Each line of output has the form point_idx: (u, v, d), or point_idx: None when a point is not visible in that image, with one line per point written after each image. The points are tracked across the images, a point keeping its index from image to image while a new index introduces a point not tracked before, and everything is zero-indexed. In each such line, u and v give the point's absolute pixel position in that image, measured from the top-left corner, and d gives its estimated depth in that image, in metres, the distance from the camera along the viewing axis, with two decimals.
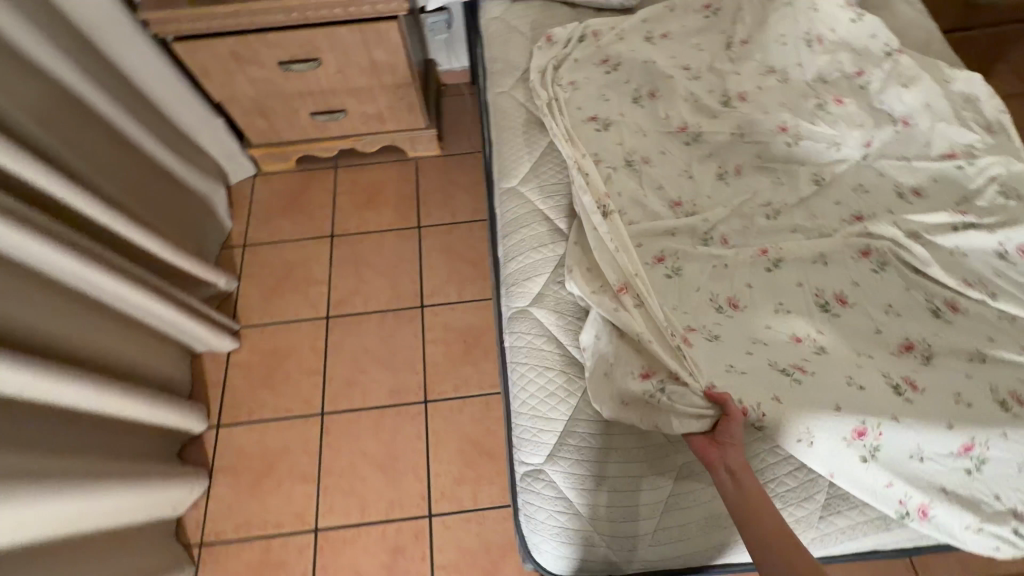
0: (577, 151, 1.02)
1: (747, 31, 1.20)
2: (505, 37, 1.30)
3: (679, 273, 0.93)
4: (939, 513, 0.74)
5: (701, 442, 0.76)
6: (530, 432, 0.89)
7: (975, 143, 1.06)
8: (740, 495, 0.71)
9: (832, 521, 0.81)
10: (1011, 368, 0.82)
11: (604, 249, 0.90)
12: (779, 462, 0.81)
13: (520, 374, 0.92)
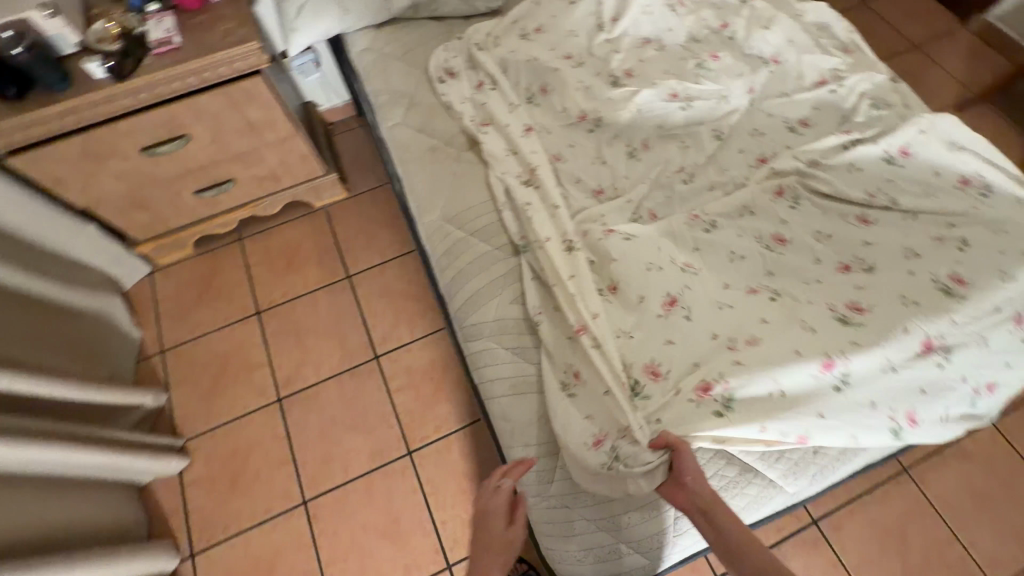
0: (510, 171, 1.05)
1: (614, 9, 1.23)
2: (382, 66, 1.25)
3: (634, 251, 0.89)
4: (918, 413, 0.80)
5: (669, 489, 0.76)
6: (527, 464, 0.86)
7: (839, 66, 1.15)
8: (729, 536, 0.70)
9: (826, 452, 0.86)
10: (938, 259, 0.89)
11: (588, 276, 0.90)
12: None
13: (501, 407, 0.90)
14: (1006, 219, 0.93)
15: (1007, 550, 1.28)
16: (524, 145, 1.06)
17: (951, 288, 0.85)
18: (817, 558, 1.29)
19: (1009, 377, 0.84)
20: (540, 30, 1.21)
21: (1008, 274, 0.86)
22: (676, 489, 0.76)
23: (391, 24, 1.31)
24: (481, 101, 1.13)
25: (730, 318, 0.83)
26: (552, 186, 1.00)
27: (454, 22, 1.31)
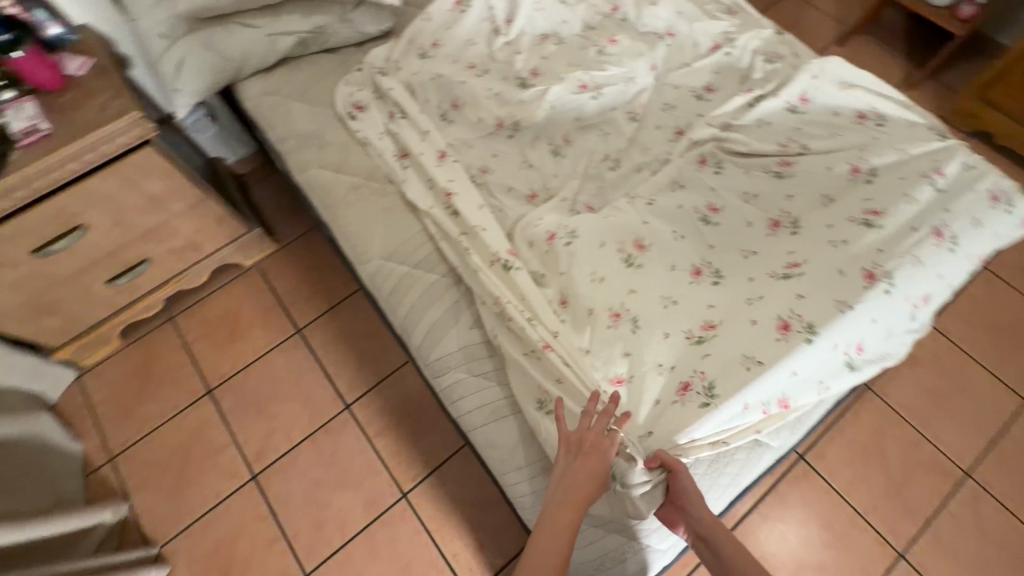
0: (432, 202, 1.01)
1: (505, 11, 1.22)
2: (281, 109, 1.17)
3: (584, 258, 0.89)
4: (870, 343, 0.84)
5: (667, 511, 0.79)
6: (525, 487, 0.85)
7: (728, 28, 1.20)
8: (715, 556, 0.77)
9: None
10: (852, 195, 0.95)
11: (548, 300, 0.89)
12: None
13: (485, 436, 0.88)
14: (901, 146, 1.02)
15: (966, 435, 1.40)
16: (451, 170, 1.02)
17: (874, 219, 0.91)
18: (812, 489, 1.36)
19: (941, 288, 0.90)
20: (437, 44, 1.18)
21: (914, 197, 0.93)
22: (675, 513, 0.79)
23: (281, 65, 1.24)
24: (397, 129, 1.09)
25: (683, 307, 0.84)
26: (484, 212, 0.97)
27: (346, 52, 1.26)
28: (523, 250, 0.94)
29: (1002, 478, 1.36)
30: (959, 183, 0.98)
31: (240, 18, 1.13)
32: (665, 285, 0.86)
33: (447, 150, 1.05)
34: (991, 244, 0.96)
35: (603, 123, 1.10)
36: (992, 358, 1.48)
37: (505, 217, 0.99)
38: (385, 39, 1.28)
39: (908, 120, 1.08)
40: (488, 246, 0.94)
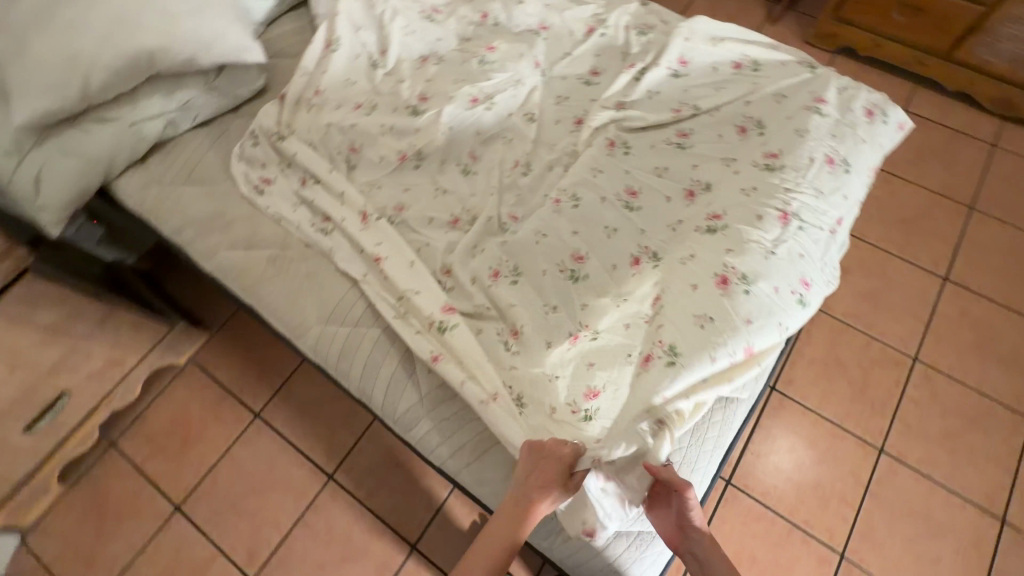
0: (359, 270, 0.97)
1: (377, 41, 1.18)
2: (167, 196, 1.08)
3: (528, 288, 0.90)
4: (808, 273, 0.87)
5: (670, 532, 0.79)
6: None
7: (596, 11, 1.23)
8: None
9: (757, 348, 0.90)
10: (749, 145, 1.01)
11: (501, 334, 0.88)
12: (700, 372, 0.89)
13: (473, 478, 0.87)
14: (779, 87, 1.08)
15: (904, 324, 1.52)
16: (379, 232, 0.97)
17: (772, 162, 0.97)
18: (790, 415, 1.43)
19: (849, 208, 0.97)
20: (316, 89, 1.12)
21: (804, 130, 1.00)
22: (677, 535, 0.79)
23: (156, 150, 1.12)
24: (311, 193, 1.03)
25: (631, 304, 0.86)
26: (417, 266, 0.93)
27: (224, 119, 1.17)
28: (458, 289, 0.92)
29: (943, 353, 1.48)
30: (841, 109, 1.05)
31: (94, 113, 1.04)
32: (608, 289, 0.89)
33: (368, 209, 1.00)
34: (878, 156, 1.04)
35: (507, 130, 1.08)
36: (906, 249, 1.62)
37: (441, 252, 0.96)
38: (263, 97, 1.20)
39: (780, 60, 1.14)
40: (422, 310, 0.90)
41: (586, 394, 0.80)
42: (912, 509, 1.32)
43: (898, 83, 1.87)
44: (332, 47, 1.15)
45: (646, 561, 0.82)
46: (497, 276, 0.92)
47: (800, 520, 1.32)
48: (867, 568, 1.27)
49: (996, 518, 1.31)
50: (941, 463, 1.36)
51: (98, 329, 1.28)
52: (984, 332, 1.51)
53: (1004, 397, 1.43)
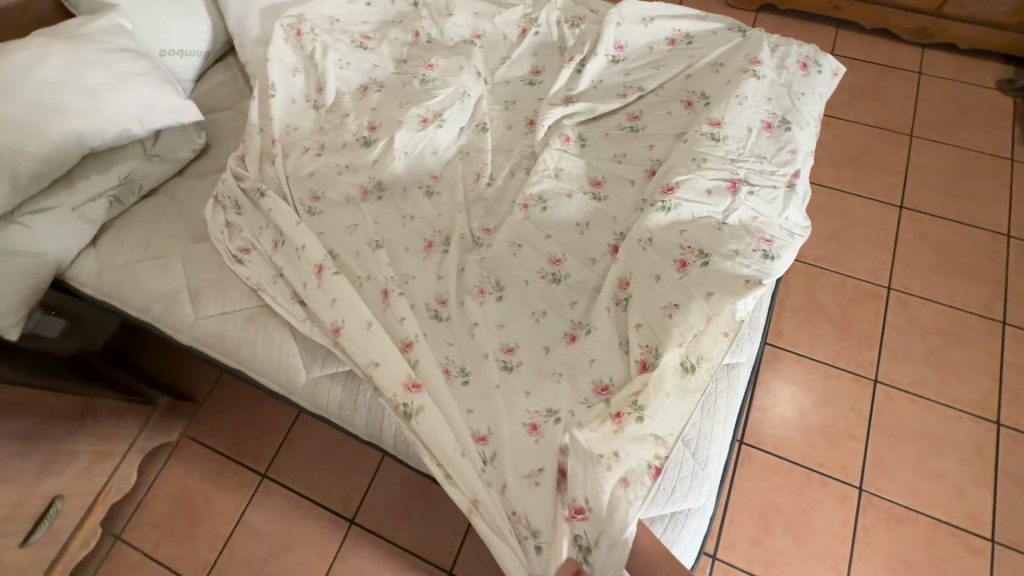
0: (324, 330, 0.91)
1: (314, 76, 1.14)
2: (124, 275, 1.03)
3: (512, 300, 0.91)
4: (769, 233, 0.89)
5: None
6: None
7: (526, 11, 1.23)
8: None
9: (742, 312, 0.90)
10: (695, 118, 1.04)
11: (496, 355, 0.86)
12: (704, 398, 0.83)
13: None
14: (715, 57, 1.11)
15: (872, 257, 1.59)
16: (334, 290, 0.89)
17: (717, 132, 0.99)
18: (785, 365, 1.47)
19: (802, 160, 1.01)
20: (259, 136, 1.07)
21: (745, 96, 1.03)
22: None
23: (105, 231, 1.08)
24: (283, 249, 0.96)
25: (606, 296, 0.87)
26: (375, 333, 0.86)
27: (170, 185, 1.13)
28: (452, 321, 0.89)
29: (913, 278, 1.55)
30: (777, 69, 1.09)
31: (31, 204, 0.98)
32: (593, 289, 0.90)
33: (323, 262, 0.91)
34: (820, 105, 1.08)
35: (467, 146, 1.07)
36: (860, 186, 1.68)
37: (436, 278, 0.93)
38: (206, 155, 1.16)
39: (711, 29, 1.17)
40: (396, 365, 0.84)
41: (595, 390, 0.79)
42: (914, 431, 1.38)
43: (821, 29, 1.94)
44: (268, 91, 1.10)
45: (680, 551, 0.77)
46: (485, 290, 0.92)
47: (815, 464, 1.36)
48: (886, 497, 1.32)
49: (992, 423, 1.37)
50: (932, 382, 1.42)
51: (78, 427, 1.19)
52: (946, 251, 1.58)
53: (976, 308, 1.50)
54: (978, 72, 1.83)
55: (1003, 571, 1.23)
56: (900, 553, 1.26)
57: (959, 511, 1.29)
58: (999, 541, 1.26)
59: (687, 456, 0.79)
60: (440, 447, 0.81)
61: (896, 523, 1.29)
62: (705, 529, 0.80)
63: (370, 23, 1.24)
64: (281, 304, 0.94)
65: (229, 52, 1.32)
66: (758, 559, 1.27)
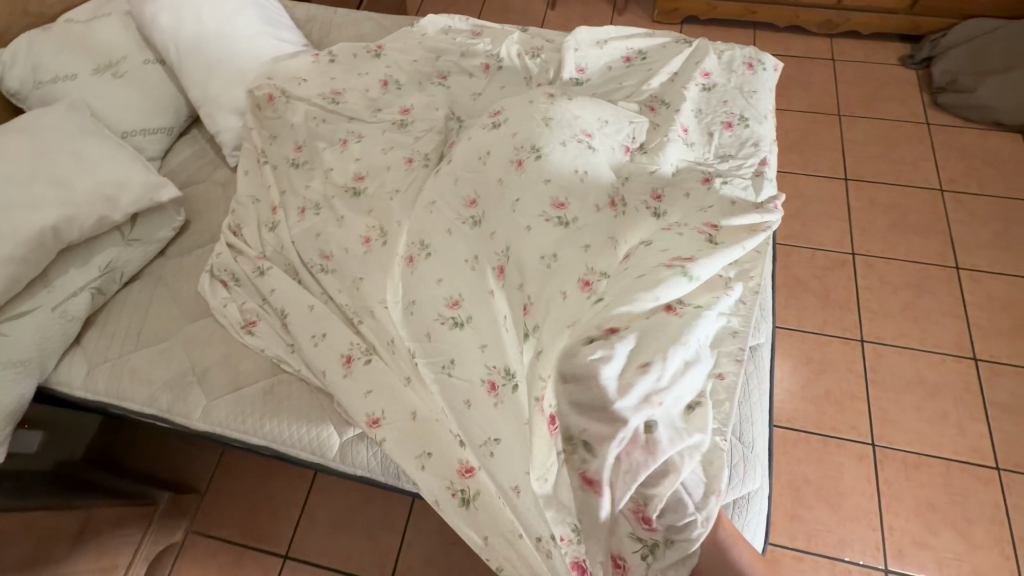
0: (362, 400, 0.89)
1: (291, 135, 1.14)
2: (118, 368, 0.98)
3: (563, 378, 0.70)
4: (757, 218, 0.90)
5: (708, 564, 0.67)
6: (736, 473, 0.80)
7: (487, 48, 1.28)
8: None
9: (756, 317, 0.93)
10: (665, 120, 1.08)
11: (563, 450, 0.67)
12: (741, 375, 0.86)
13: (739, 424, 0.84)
14: (670, 66, 1.19)
15: (833, 228, 1.71)
16: (366, 378, 0.90)
17: (687, 138, 1.07)
18: (781, 341, 1.54)
19: (767, 150, 1.07)
20: (255, 209, 1.09)
21: (697, 109, 1.12)
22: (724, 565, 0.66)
23: (90, 324, 1.02)
24: (325, 346, 0.93)
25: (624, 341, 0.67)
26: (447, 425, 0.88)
27: (154, 268, 1.08)
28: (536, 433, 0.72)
29: (873, 241, 1.68)
30: (727, 74, 1.19)
31: (5, 311, 0.93)
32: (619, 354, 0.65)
33: (352, 351, 0.93)
34: (771, 98, 1.17)
35: (479, 190, 0.94)
36: (808, 166, 1.83)
37: (512, 377, 0.82)
38: (187, 231, 1.12)
39: (660, 44, 1.26)
40: (512, 468, 0.79)
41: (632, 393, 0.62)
42: (909, 381, 1.47)
43: (742, 32, 2.12)
44: (262, 159, 1.13)
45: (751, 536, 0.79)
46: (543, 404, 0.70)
47: (830, 430, 1.42)
48: (898, 447, 1.39)
49: (971, 360, 1.49)
50: (912, 332, 1.53)
51: (76, 546, 1.12)
52: (894, 212, 1.73)
53: (933, 259, 1.64)
54: (883, 52, 2.05)
55: (1015, 495, 1.32)
56: (925, 498, 1.33)
57: (964, 447, 1.38)
58: (1004, 468, 1.35)
59: (736, 444, 0.82)
60: (501, 519, 0.83)
61: (913, 471, 1.36)
62: (767, 510, 0.82)
63: (337, 78, 1.22)
64: (304, 382, 0.94)
65: (192, 123, 1.28)
66: (799, 532, 1.31)
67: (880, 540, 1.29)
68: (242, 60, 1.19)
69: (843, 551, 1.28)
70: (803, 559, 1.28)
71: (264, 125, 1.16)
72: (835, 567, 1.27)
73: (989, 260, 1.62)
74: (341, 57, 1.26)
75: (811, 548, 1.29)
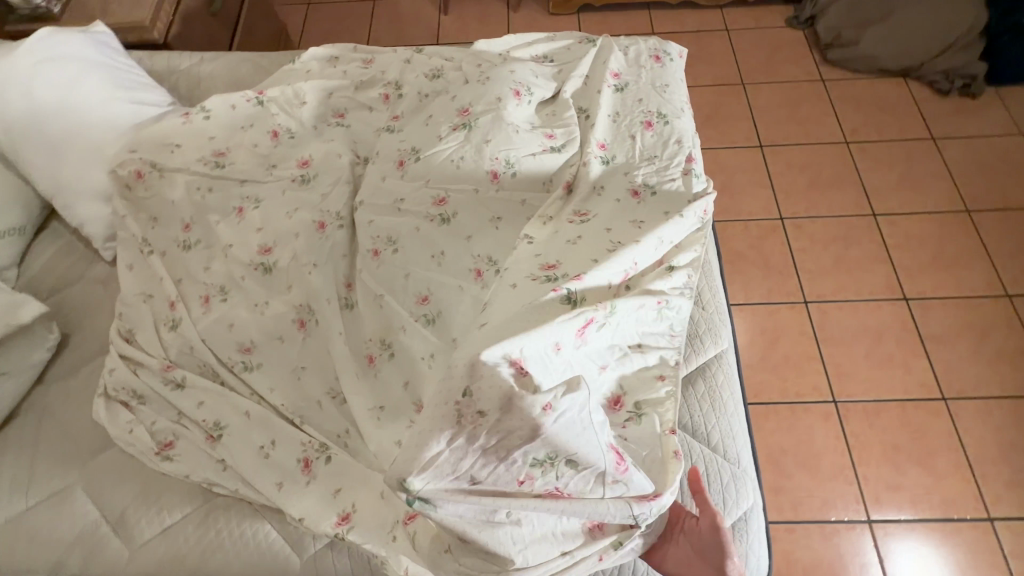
0: (325, 508, 0.77)
1: (175, 214, 0.99)
2: (10, 535, 0.81)
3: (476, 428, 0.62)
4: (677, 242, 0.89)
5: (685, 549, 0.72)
6: (723, 484, 0.79)
7: (382, 77, 1.17)
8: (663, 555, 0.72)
9: (702, 321, 0.91)
10: (583, 130, 1.03)
11: (563, 558, 0.69)
12: (701, 395, 0.85)
13: (722, 425, 0.83)
14: (580, 69, 1.13)
15: (758, 196, 1.75)
16: (329, 482, 0.79)
17: (606, 155, 1.01)
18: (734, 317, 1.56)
19: (690, 145, 1.04)
20: (148, 307, 0.94)
21: (615, 113, 1.07)
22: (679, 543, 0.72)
23: None
24: (275, 460, 0.81)
25: (565, 413, 0.61)
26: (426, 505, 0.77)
27: (31, 401, 0.90)
28: (526, 552, 0.68)
29: (798, 203, 1.73)
30: (636, 70, 1.15)
31: None
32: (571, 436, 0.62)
33: (309, 454, 0.81)
34: (683, 90, 1.15)
35: (433, 286, 0.87)
36: (725, 139, 1.86)
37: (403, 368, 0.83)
38: (67, 347, 0.94)
39: (563, 46, 1.20)
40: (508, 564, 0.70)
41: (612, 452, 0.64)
42: (854, 332, 1.53)
43: (637, 15, 2.12)
44: (145, 249, 0.97)
45: (753, 558, 0.78)
46: (475, 477, 0.64)
47: (794, 396, 1.46)
48: (857, 399, 1.45)
49: (902, 301, 1.57)
50: (848, 285, 1.60)
51: None
52: (810, 170, 1.79)
53: (853, 210, 1.72)
54: (770, 17, 2.12)
55: (963, 421, 1.41)
56: (889, 443, 1.40)
57: (913, 384, 1.46)
58: (950, 397, 1.44)
59: (722, 462, 0.81)
60: None
61: (875, 418, 1.42)
62: (767, 525, 0.81)
63: (218, 137, 1.07)
64: (247, 501, 0.81)
65: (50, 215, 1.08)
66: (787, 505, 1.34)
67: (860, 493, 1.34)
68: (96, 135, 1.01)
69: (828, 513, 1.32)
70: (795, 530, 1.31)
71: (140, 208, 1.00)
72: (824, 531, 1.31)
73: (900, 202, 1.72)
74: (216, 111, 1.10)
75: (800, 517, 1.32)
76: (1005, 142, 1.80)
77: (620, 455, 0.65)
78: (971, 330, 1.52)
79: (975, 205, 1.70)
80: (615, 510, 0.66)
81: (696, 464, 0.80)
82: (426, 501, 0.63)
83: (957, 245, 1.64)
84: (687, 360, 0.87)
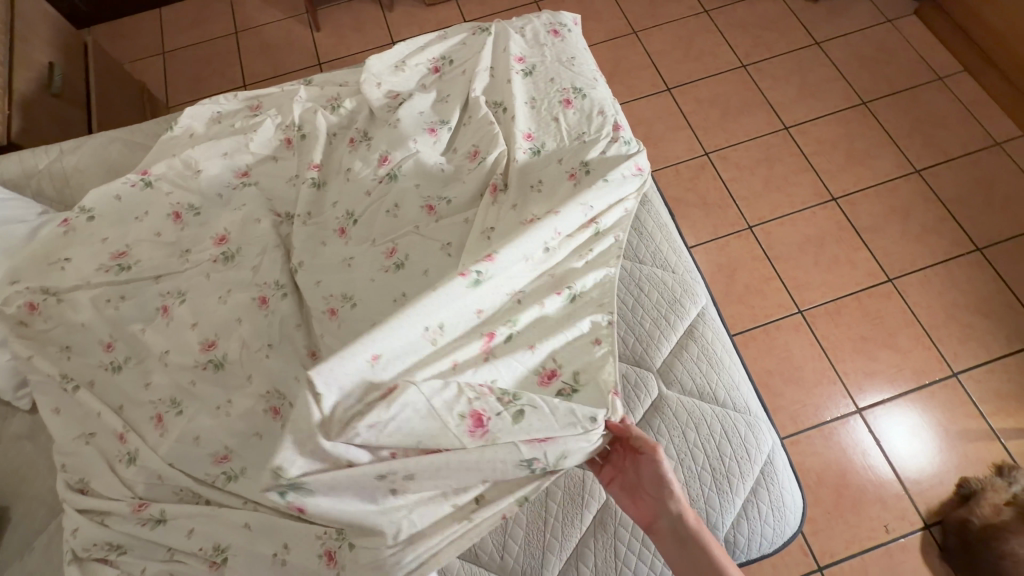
0: None
1: (91, 337, 0.88)
2: None
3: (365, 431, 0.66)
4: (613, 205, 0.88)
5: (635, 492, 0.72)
6: (738, 433, 0.83)
7: (277, 121, 1.06)
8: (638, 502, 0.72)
9: (671, 286, 0.94)
10: (502, 126, 0.99)
11: (462, 523, 0.70)
12: (695, 355, 0.88)
13: (722, 380, 0.87)
14: (482, 62, 1.07)
15: (680, 138, 1.79)
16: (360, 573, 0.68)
17: (534, 145, 0.97)
18: None
19: (613, 113, 1.02)
20: (92, 447, 0.82)
21: (530, 100, 1.03)
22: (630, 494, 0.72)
23: None
24: (294, 565, 0.74)
25: (395, 419, 0.67)
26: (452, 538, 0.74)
27: None
28: (414, 516, 0.68)
29: (717, 136, 1.79)
30: (539, 50, 1.11)
31: None
32: (413, 428, 0.67)
33: (330, 546, 0.72)
34: (589, 58, 1.13)
35: None
36: (634, 91, 1.88)
37: None
38: (10, 522, 0.82)
39: (458, 42, 1.15)
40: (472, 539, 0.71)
41: (468, 414, 0.68)
42: (799, 244, 1.61)
43: None
44: (68, 385, 0.85)
45: (788, 495, 0.82)
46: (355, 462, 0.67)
47: (764, 318, 1.53)
48: (818, 304, 1.54)
49: (832, 202, 1.67)
50: (782, 201, 1.68)
51: None
52: (719, 101, 1.84)
53: (766, 129, 1.79)
54: None
55: (911, 296, 1.53)
56: (857, 335, 1.50)
57: (860, 275, 1.57)
58: (894, 277, 1.56)
59: (734, 414, 0.84)
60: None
61: (838, 316, 1.52)
62: (788, 459, 0.86)
63: (111, 236, 0.95)
64: None
65: None
66: (787, 420, 1.41)
67: (844, 388, 1.44)
68: None
69: (823, 415, 1.41)
70: (799, 441, 1.39)
71: (47, 343, 0.87)
72: (823, 432, 1.39)
73: (805, 110, 1.81)
74: (99, 206, 0.97)
75: (800, 427, 1.40)
76: (879, 32, 1.92)
77: (478, 418, 0.68)
78: (896, 212, 1.64)
79: (869, 96, 1.82)
80: (503, 456, 0.67)
81: (713, 423, 0.82)
82: (299, 490, 0.65)
83: (864, 137, 1.76)
84: (674, 328, 0.90)
